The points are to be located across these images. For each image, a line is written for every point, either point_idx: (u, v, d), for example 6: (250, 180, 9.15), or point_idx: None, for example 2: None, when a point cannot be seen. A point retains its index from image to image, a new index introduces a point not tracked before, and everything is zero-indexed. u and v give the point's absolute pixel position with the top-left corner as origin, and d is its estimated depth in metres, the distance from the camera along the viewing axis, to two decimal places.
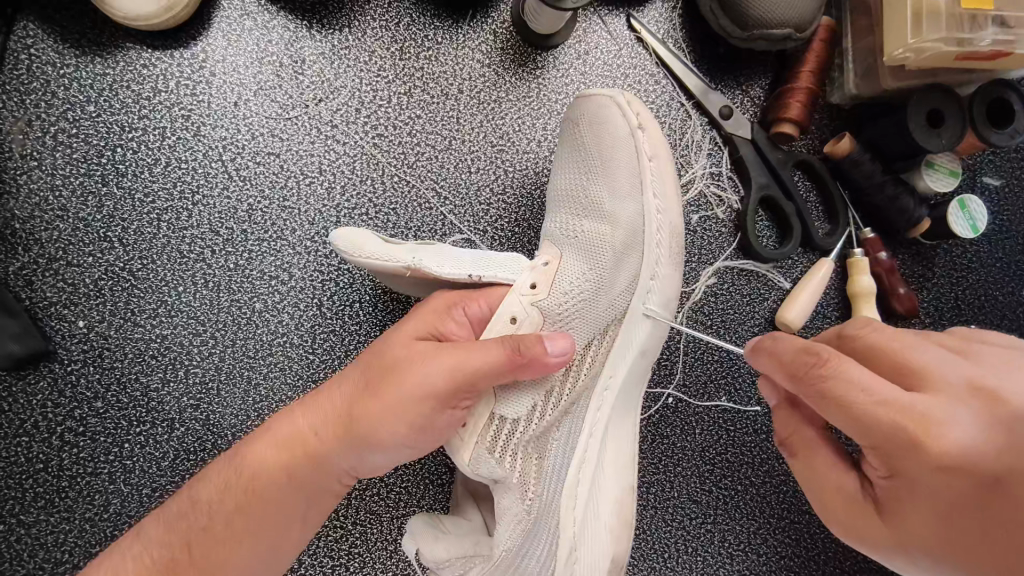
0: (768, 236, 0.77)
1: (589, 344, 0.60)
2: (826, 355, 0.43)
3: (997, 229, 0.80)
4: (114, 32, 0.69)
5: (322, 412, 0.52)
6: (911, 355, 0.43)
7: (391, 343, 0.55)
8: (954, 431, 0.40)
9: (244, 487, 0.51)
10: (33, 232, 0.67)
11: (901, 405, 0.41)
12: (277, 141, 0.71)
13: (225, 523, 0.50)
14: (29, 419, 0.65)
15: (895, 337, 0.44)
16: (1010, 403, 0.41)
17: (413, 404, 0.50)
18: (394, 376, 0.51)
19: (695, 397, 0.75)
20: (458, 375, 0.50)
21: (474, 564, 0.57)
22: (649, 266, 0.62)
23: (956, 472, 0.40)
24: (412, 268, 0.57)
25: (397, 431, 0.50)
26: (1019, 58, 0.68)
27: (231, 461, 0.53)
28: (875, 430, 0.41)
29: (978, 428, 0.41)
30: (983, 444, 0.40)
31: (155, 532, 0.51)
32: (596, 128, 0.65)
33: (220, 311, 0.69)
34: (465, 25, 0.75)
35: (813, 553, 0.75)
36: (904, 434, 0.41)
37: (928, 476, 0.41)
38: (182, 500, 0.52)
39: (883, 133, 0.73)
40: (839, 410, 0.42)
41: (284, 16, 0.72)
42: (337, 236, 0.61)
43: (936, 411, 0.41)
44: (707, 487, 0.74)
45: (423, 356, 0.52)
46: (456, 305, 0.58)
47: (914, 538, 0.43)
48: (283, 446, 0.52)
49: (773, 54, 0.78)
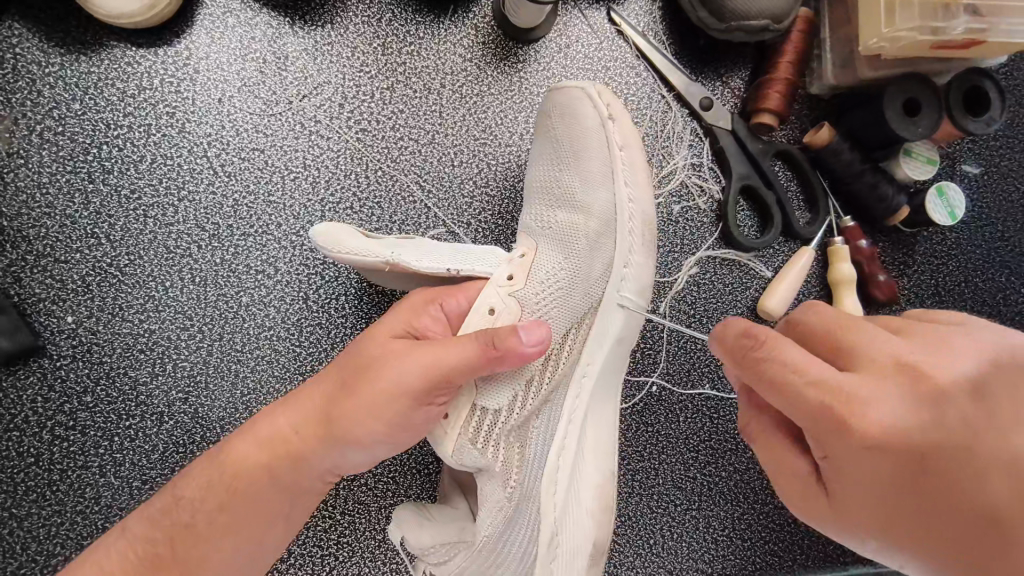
0: (749, 225, 0.78)
1: (567, 333, 0.61)
2: (762, 337, 0.45)
3: (977, 216, 0.81)
4: (98, 30, 0.70)
5: (303, 411, 0.53)
6: (847, 337, 0.45)
7: (369, 343, 0.54)
8: (876, 410, 0.42)
9: (226, 485, 0.51)
10: (21, 230, 0.68)
11: (828, 384, 0.43)
12: (262, 137, 0.72)
13: (207, 521, 0.51)
14: (20, 413, 0.66)
15: (837, 321, 0.46)
16: (934, 381, 0.42)
17: (390, 402, 0.50)
18: (370, 375, 0.51)
19: (679, 385, 0.76)
20: (434, 372, 0.50)
21: (459, 550, 0.57)
22: (622, 254, 0.62)
23: (883, 451, 0.42)
24: (391, 263, 0.58)
25: (375, 431, 0.51)
26: (993, 46, 0.69)
27: (213, 460, 0.53)
28: (806, 410, 0.43)
29: (901, 406, 0.42)
30: (907, 422, 0.42)
31: (141, 528, 0.51)
32: (568, 120, 0.66)
33: (207, 305, 0.69)
34: (446, 19, 0.75)
35: (797, 537, 0.77)
36: (831, 413, 0.42)
37: (857, 455, 0.42)
38: (167, 496, 0.53)
39: (861, 122, 0.74)
40: (774, 391, 0.44)
41: (267, 13, 0.73)
42: (319, 233, 0.61)
43: (859, 390, 0.43)
44: (691, 474, 0.75)
45: (398, 354, 0.52)
46: (434, 302, 0.58)
47: (852, 517, 0.44)
48: (265, 445, 0.52)
49: (753, 46, 0.79)
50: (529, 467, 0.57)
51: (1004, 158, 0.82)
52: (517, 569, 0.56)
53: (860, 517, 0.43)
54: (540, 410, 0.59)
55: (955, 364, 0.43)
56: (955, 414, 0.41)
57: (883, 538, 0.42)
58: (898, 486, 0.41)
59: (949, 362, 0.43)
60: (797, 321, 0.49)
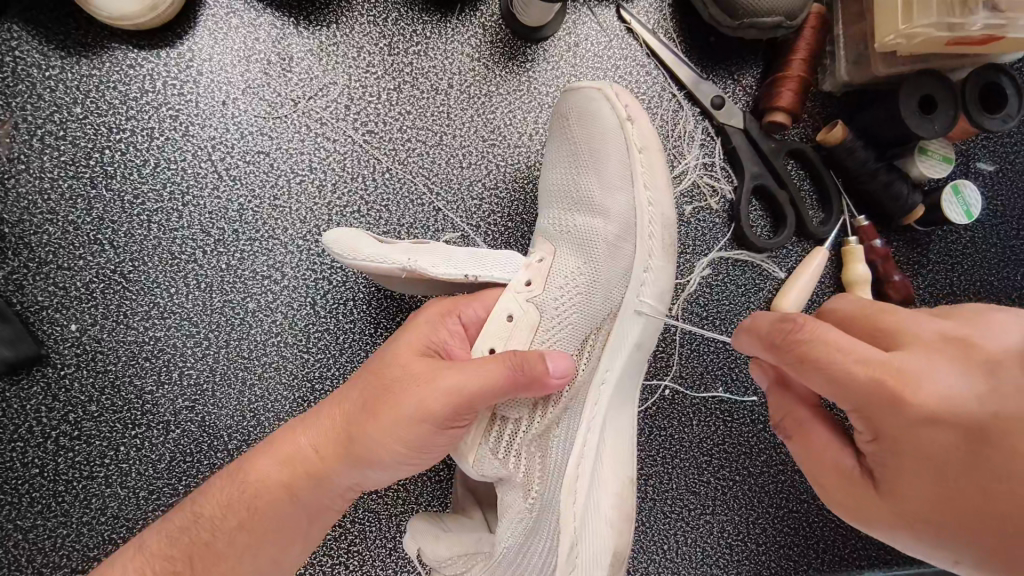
0: (761, 226, 0.77)
1: (585, 340, 0.60)
2: (799, 319, 0.44)
3: (991, 214, 0.80)
4: (99, 32, 0.69)
5: (322, 430, 0.52)
6: (884, 317, 0.45)
7: (390, 361, 0.53)
8: (927, 381, 0.41)
9: (246, 503, 0.51)
10: (23, 237, 0.66)
11: (877, 362, 0.41)
12: (267, 140, 0.70)
13: (227, 539, 0.50)
14: (24, 423, 0.65)
15: (870, 305, 0.46)
16: (985, 352, 0.41)
17: (411, 425, 0.49)
18: (389, 397, 0.50)
19: (692, 388, 0.75)
20: (457, 396, 0.49)
21: (476, 562, 0.57)
22: (643, 257, 0.62)
23: (936, 425, 0.40)
24: (408, 270, 0.57)
25: (396, 451, 0.50)
26: (1011, 42, 0.68)
27: (234, 475, 0.52)
28: (850, 388, 0.42)
29: (955, 376, 0.41)
30: (962, 394, 0.40)
31: (155, 546, 0.51)
32: (584, 121, 0.65)
33: (213, 312, 0.68)
34: (453, 18, 0.74)
35: (812, 541, 0.76)
36: (878, 389, 0.41)
37: (913, 433, 0.41)
38: (185, 512, 0.52)
39: (876, 120, 0.73)
40: (813, 372, 0.43)
41: (271, 13, 0.71)
42: (332, 241, 0.61)
43: (907, 364, 0.41)
44: (705, 478, 0.74)
45: (420, 376, 0.50)
46: (449, 314, 0.57)
47: (908, 504, 0.42)
48: (285, 462, 0.51)
49: (764, 43, 0.78)
50: (548, 476, 0.56)
51: (1019, 155, 0.81)
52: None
53: (918, 502, 0.42)
54: (558, 417, 0.57)
55: (1005, 336, 0.41)
56: (1013, 384, 0.39)
57: (945, 526, 0.41)
58: (961, 465, 0.40)
59: (1001, 333, 0.42)
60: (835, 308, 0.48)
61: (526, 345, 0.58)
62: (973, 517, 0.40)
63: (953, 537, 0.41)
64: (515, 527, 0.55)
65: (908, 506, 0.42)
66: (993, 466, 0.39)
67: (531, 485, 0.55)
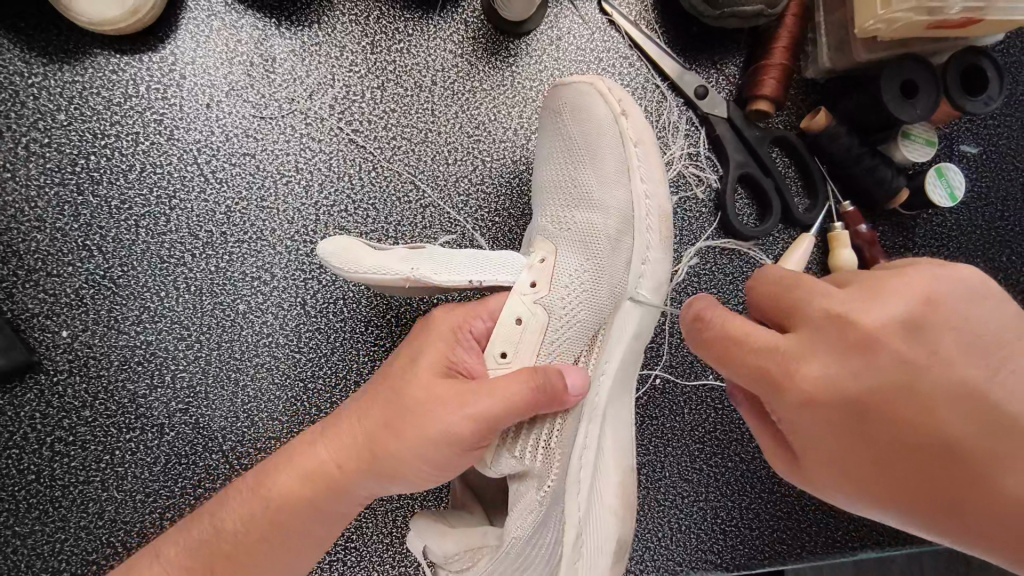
0: (747, 213, 0.77)
1: (594, 337, 0.61)
2: (705, 318, 0.46)
3: (975, 196, 0.81)
4: (80, 38, 0.69)
5: (343, 445, 0.51)
6: (781, 301, 0.44)
7: (408, 381, 0.52)
8: (808, 366, 0.41)
9: (267, 516, 0.50)
10: (11, 245, 0.67)
11: (766, 353, 0.42)
12: (252, 141, 0.70)
13: (247, 550, 0.50)
14: (19, 430, 0.65)
15: (774, 287, 0.45)
16: (860, 328, 0.40)
17: (437, 448, 0.49)
18: (412, 422, 0.49)
19: (683, 377, 0.75)
20: (480, 419, 0.49)
21: (482, 555, 0.55)
22: (641, 251, 0.63)
23: (823, 407, 0.41)
24: (412, 278, 0.57)
25: (425, 468, 0.50)
26: (991, 24, 0.68)
27: (252, 487, 0.52)
28: (747, 380, 0.43)
29: (837, 357, 0.40)
30: (844, 376, 0.40)
31: (174, 554, 0.51)
32: (577, 115, 0.66)
33: (203, 314, 0.69)
34: (435, 15, 0.74)
35: (805, 525, 0.76)
36: (766, 376, 0.42)
37: (807, 419, 0.41)
38: (205, 524, 0.52)
39: (859, 106, 0.73)
40: (720, 361, 0.45)
41: (252, 15, 0.71)
42: (325, 249, 0.60)
43: (791, 350, 0.42)
44: (698, 466, 0.75)
45: (445, 400, 0.50)
46: (461, 328, 0.56)
47: (819, 478, 0.44)
48: (307, 477, 0.51)
49: (746, 32, 0.78)
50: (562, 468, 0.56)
51: (1003, 137, 0.81)
52: (543, 572, 0.55)
53: (827, 477, 0.43)
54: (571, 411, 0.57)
55: (882, 309, 0.40)
56: (891, 359, 0.40)
57: (852, 490, 0.42)
58: (856, 444, 0.41)
59: (881, 305, 0.40)
60: (752, 291, 0.47)
61: (536, 350, 0.58)
62: (873, 482, 0.41)
63: (856, 499, 0.43)
64: (525, 519, 0.53)
65: (817, 475, 0.44)
66: (882, 435, 0.40)
67: (549, 474, 0.55)
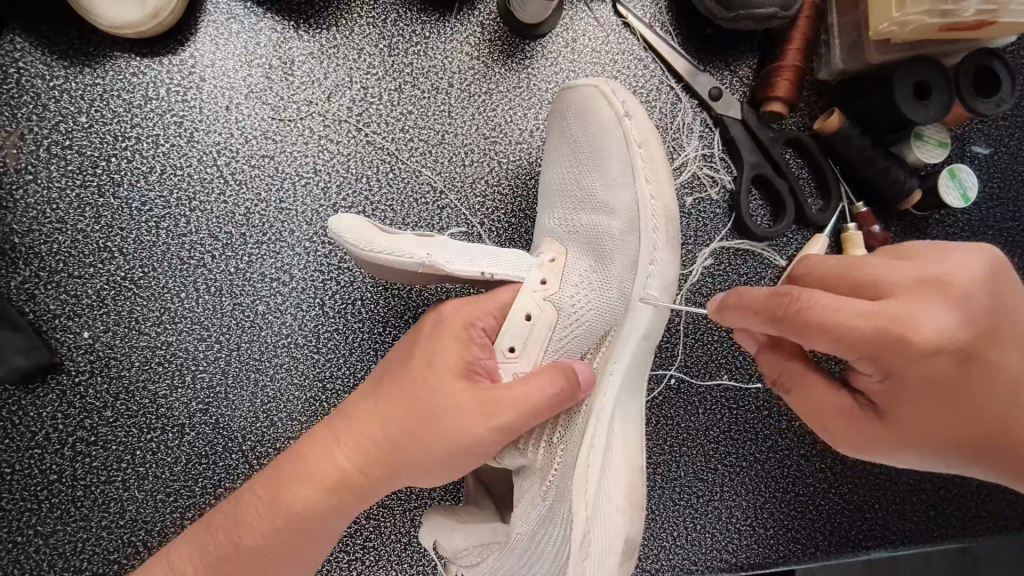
0: (762, 214, 0.78)
1: (605, 336, 0.62)
2: (795, 293, 0.45)
3: (987, 197, 0.81)
4: (101, 41, 0.69)
5: (364, 450, 0.50)
6: (864, 273, 0.46)
7: (430, 388, 0.52)
8: (924, 321, 0.44)
9: (290, 525, 0.48)
10: (33, 246, 0.67)
11: (878, 315, 0.43)
12: (271, 144, 0.71)
13: (270, 559, 0.48)
14: (40, 431, 0.66)
15: (845, 266, 0.46)
16: (958, 285, 0.45)
17: (464, 454, 0.51)
18: (439, 431, 0.50)
19: (698, 377, 0.76)
20: (507, 429, 0.51)
21: (491, 551, 0.57)
22: (647, 251, 0.63)
23: (935, 357, 0.44)
24: (426, 265, 0.56)
25: (447, 470, 0.52)
26: (1004, 26, 0.68)
27: (266, 493, 0.50)
28: (862, 343, 0.43)
29: (945, 311, 0.44)
30: (949, 328, 0.44)
31: (189, 564, 0.48)
32: (583, 119, 0.66)
33: (223, 315, 0.69)
34: (452, 18, 0.75)
35: (819, 524, 0.77)
36: (880, 335, 0.43)
37: (917, 370, 0.44)
38: (216, 533, 0.49)
39: (872, 107, 0.74)
40: (815, 335, 0.44)
41: (271, 18, 0.72)
42: (342, 225, 0.58)
43: (901, 308, 0.44)
44: (713, 465, 0.76)
45: (471, 410, 0.51)
46: (472, 323, 0.57)
47: (908, 428, 0.48)
48: (328, 483, 0.50)
49: (759, 33, 0.78)
50: (565, 463, 0.57)
51: (1014, 138, 0.82)
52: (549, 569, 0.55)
53: (916, 425, 0.47)
54: (600, 390, 0.59)
55: (966, 269, 0.46)
56: (982, 310, 0.45)
57: (937, 434, 0.47)
58: (953, 387, 0.46)
59: (963, 266, 0.46)
60: (809, 270, 0.49)
61: (542, 348, 0.60)
62: (956, 423, 0.47)
63: (936, 443, 0.48)
64: (530, 516, 0.55)
65: (906, 426, 0.48)
66: (972, 378, 0.46)
67: (551, 466, 0.57)
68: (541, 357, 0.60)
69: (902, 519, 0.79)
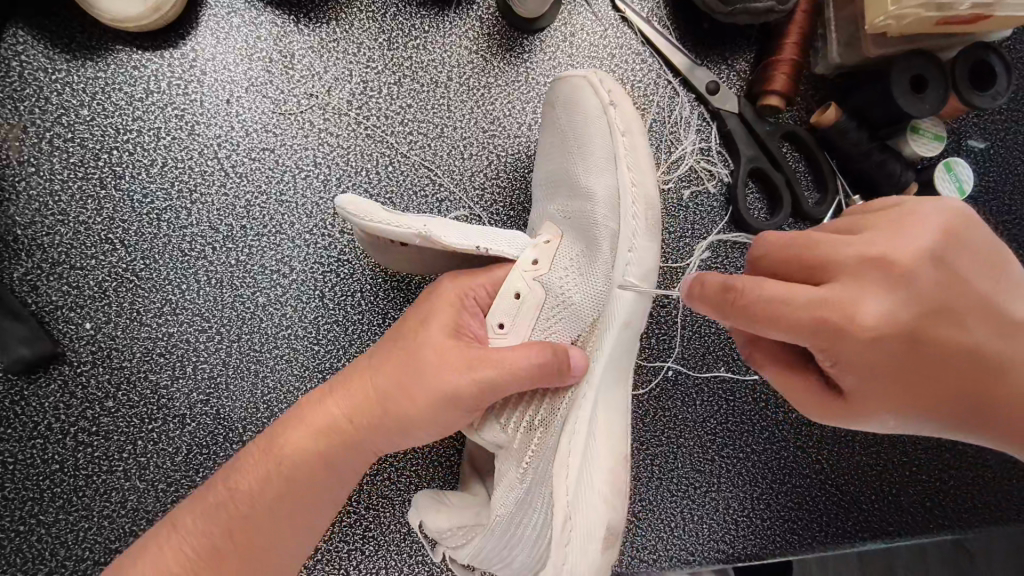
0: (758, 207, 0.78)
1: (596, 320, 0.62)
2: (739, 287, 0.47)
3: (983, 190, 0.82)
4: (103, 34, 0.70)
5: (355, 401, 0.52)
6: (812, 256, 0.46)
7: (420, 344, 0.54)
8: (869, 306, 0.44)
9: (286, 475, 0.50)
10: (35, 238, 0.68)
11: (823, 304, 0.44)
12: (271, 137, 0.72)
13: (269, 510, 0.50)
14: (42, 421, 0.67)
15: (800, 248, 0.47)
16: (903, 265, 0.44)
17: (448, 406, 0.51)
18: (423, 383, 0.51)
19: (695, 369, 0.76)
20: (487, 383, 0.51)
21: (475, 533, 0.57)
22: (626, 239, 0.62)
23: (884, 340, 0.44)
24: (422, 237, 0.57)
25: (433, 424, 0.53)
26: (1000, 20, 0.69)
27: (264, 447, 0.52)
28: (809, 332, 0.44)
29: (892, 291, 0.44)
30: (896, 310, 0.44)
31: (191, 522, 0.50)
32: (569, 109, 0.67)
33: (224, 307, 0.70)
34: (451, 12, 0.75)
35: (816, 515, 0.77)
36: (826, 325, 0.44)
37: (869, 357, 0.45)
38: (220, 490, 0.51)
39: (869, 100, 0.74)
40: (765, 325, 0.45)
41: (271, 12, 0.73)
42: (347, 203, 0.60)
43: (846, 295, 0.44)
44: (710, 457, 0.76)
45: (454, 363, 0.52)
46: (466, 294, 0.59)
47: (872, 406, 0.48)
48: (319, 433, 0.52)
49: (757, 28, 0.79)
50: (543, 447, 0.58)
51: (1010, 132, 0.82)
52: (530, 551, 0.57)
53: (879, 403, 0.48)
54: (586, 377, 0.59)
55: (916, 243, 0.45)
56: (929, 284, 0.45)
57: (902, 408, 0.48)
58: (909, 365, 0.46)
59: (912, 239, 0.45)
60: (768, 250, 0.49)
61: (530, 326, 0.61)
62: (919, 396, 0.48)
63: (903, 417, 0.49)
64: (508, 498, 0.55)
65: (871, 404, 0.48)
66: (928, 353, 0.46)
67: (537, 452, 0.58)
68: (529, 334, 0.61)
69: (898, 510, 0.79)
